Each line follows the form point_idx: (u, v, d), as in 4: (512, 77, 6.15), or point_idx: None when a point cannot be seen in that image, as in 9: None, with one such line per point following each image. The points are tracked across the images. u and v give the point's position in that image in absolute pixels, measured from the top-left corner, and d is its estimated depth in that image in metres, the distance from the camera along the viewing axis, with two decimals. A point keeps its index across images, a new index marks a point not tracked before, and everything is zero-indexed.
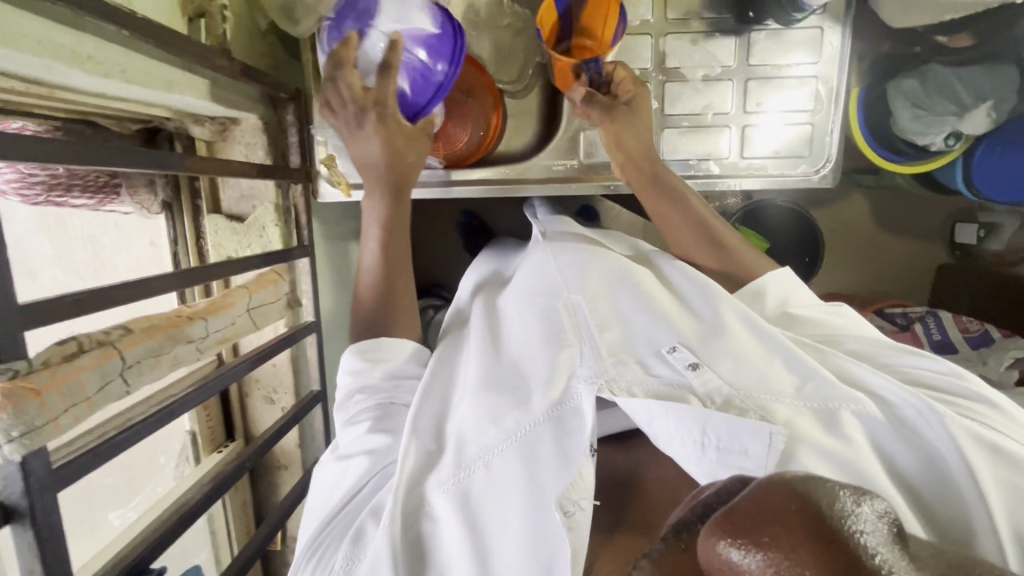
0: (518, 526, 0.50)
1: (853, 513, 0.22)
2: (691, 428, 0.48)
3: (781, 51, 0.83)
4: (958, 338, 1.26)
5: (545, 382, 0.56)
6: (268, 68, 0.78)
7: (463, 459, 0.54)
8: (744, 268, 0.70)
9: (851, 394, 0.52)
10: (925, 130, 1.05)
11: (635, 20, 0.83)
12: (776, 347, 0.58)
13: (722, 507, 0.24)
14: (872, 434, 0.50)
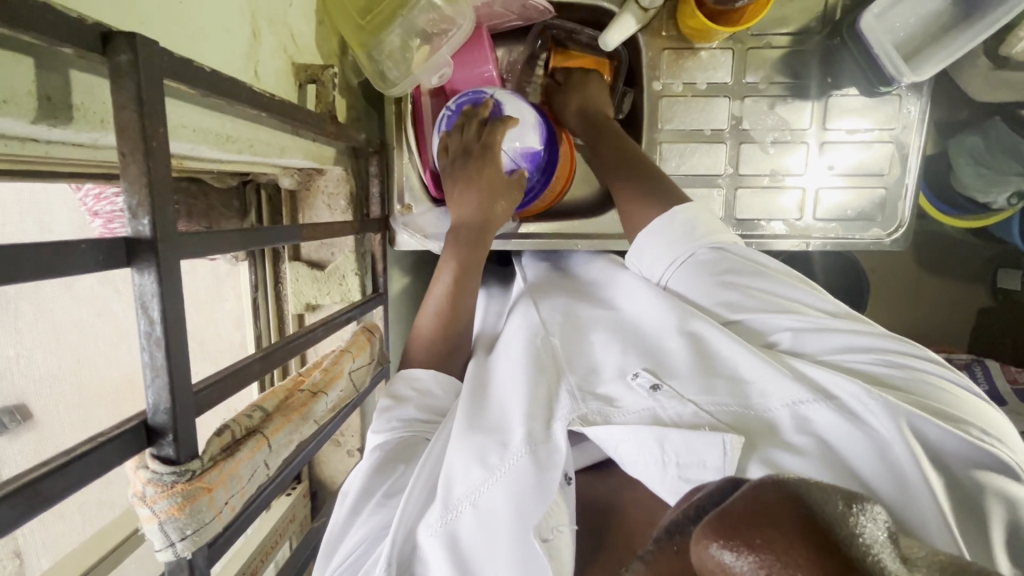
0: (506, 554, 0.51)
1: (860, 518, 0.22)
2: (653, 448, 0.51)
3: (856, 117, 0.84)
4: (1006, 389, 1.34)
5: (523, 414, 0.57)
6: (354, 122, 0.80)
7: (453, 498, 0.54)
8: (667, 193, 0.70)
9: (795, 397, 0.51)
10: (988, 188, 1.05)
11: (712, 82, 0.84)
12: (728, 358, 0.57)
13: (718, 507, 0.24)
14: (821, 436, 0.49)
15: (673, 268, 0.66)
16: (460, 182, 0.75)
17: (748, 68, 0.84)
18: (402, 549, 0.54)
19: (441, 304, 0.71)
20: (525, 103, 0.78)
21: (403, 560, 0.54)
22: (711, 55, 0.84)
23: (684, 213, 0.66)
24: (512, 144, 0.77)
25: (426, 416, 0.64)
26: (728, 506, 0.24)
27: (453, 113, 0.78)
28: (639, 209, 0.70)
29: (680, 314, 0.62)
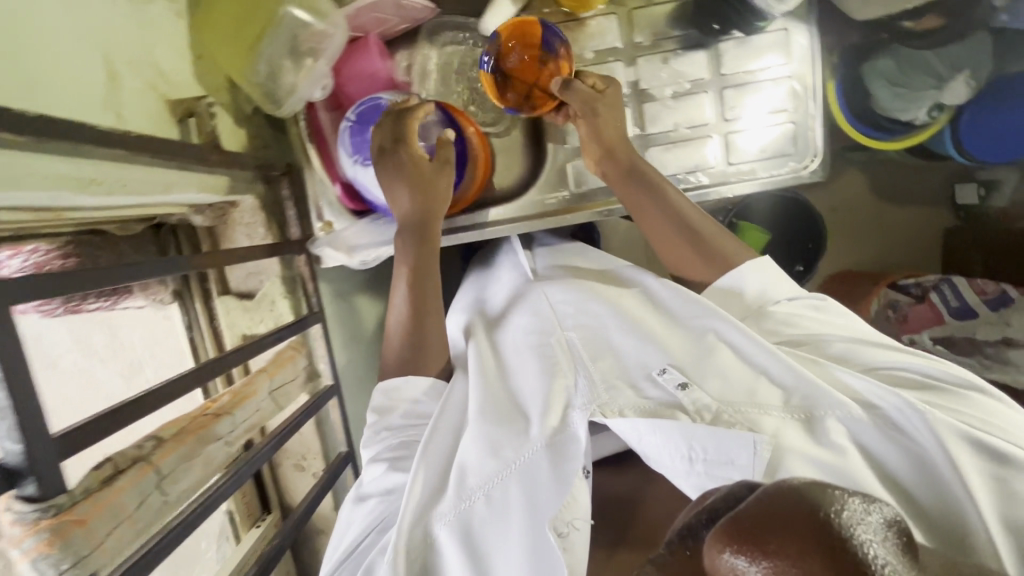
0: (520, 547, 0.52)
1: (846, 514, 0.24)
2: (681, 446, 0.52)
3: (751, 57, 0.85)
4: (976, 302, 1.38)
5: (541, 412, 0.57)
6: (259, 148, 0.81)
7: (469, 494, 0.55)
8: (723, 257, 0.73)
9: (837, 400, 0.55)
10: (906, 106, 1.07)
11: (604, 48, 0.85)
12: (753, 357, 0.59)
13: (730, 514, 0.26)
14: (860, 440, 0.53)
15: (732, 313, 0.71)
16: (390, 175, 0.72)
17: (635, 29, 0.85)
18: (416, 542, 0.55)
19: (407, 301, 0.71)
20: (423, 102, 0.78)
21: (415, 551, 0.54)
22: (596, 23, 0.85)
23: (752, 265, 0.69)
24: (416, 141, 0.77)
25: (412, 420, 0.66)
26: (743, 515, 0.25)
27: (355, 123, 0.76)
28: (691, 261, 0.75)
29: (716, 318, 0.63)
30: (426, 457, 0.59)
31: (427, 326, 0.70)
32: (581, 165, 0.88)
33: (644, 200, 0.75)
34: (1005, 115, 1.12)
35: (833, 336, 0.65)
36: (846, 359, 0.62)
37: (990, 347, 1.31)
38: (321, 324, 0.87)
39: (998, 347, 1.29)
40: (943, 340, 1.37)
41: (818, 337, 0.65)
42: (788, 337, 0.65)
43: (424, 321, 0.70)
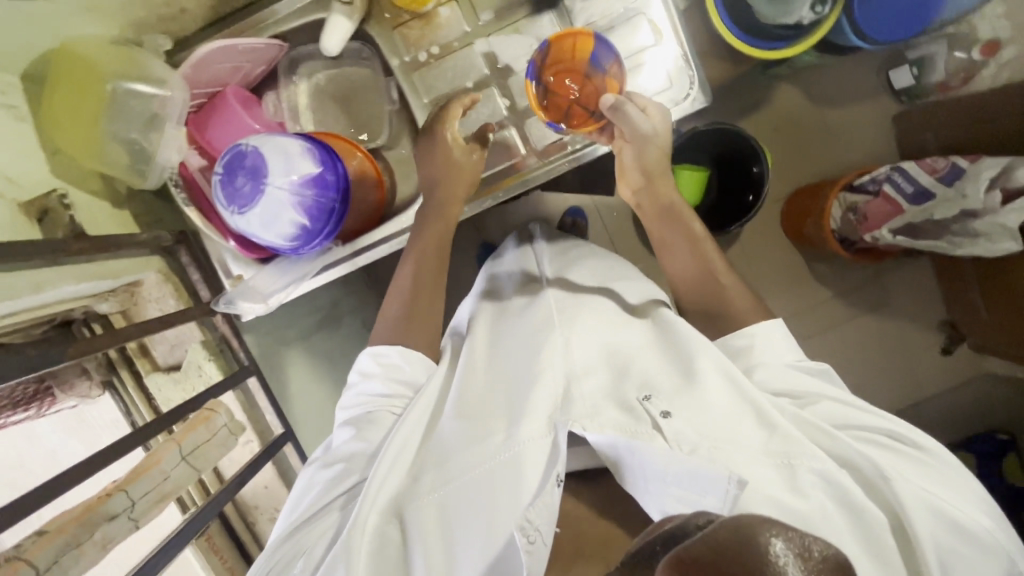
0: (477, 540, 0.56)
1: (781, 546, 0.28)
2: (656, 468, 0.54)
3: (603, 5, 0.84)
4: (931, 182, 1.31)
5: (522, 422, 0.61)
6: (150, 223, 0.83)
7: (443, 478, 0.60)
8: (734, 313, 0.75)
9: (809, 448, 0.58)
10: (787, 10, 1.08)
11: (455, 36, 0.85)
12: (748, 393, 0.62)
13: (680, 547, 0.29)
14: (830, 486, 0.56)
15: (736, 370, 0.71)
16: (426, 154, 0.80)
17: (481, 8, 0.84)
18: (379, 520, 0.59)
19: (408, 280, 0.79)
20: (284, 136, 0.77)
21: (380, 527, 0.59)
22: (440, 13, 0.84)
23: (766, 332, 0.71)
24: (289, 179, 0.76)
25: (394, 390, 0.72)
26: (687, 547, 0.29)
27: (223, 175, 0.76)
28: (699, 287, 0.79)
29: (711, 359, 0.66)
30: (402, 437, 0.66)
31: (421, 309, 0.77)
32: None
33: (675, 239, 0.81)
34: None
35: (821, 395, 0.66)
36: (828, 419, 0.64)
37: (955, 224, 1.29)
38: (255, 375, 0.88)
39: (961, 222, 1.28)
40: (905, 230, 1.34)
41: (807, 392, 0.66)
42: (775, 387, 0.67)
43: (417, 307, 0.77)
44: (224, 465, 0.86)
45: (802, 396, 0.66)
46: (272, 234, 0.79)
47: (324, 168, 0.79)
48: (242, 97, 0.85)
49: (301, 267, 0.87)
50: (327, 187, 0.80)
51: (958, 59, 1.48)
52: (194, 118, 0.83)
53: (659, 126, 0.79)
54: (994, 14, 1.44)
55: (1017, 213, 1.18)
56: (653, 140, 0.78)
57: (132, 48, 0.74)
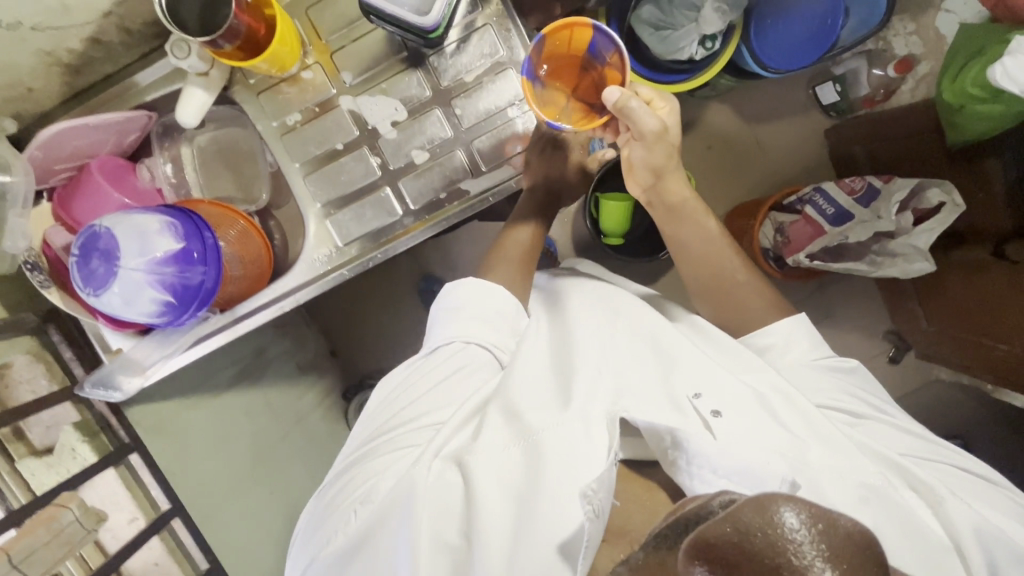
0: (533, 505, 0.58)
1: (792, 520, 0.29)
2: (709, 458, 0.58)
3: (469, 60, 0.84)
4: (850, 203, 1.30)
5: (589, 407, 0.64)
6: (18, 303, 0.82)
7: (517, 436, 0.63)
8: (746, 313, 0.84)
9: (865, 463, 0.63)
10: (677, 45, 1.04)
11: (324, 98, 0.85)
12: (808, 408, 0.67)
13: (702, 526, 0.31)
14: (884, 495, 0.61)
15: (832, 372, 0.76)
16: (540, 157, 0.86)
17: (346, 71, 0.85)
18: (435, 480, 0.62)
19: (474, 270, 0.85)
20: (141, 213, 0.75)
21: (436, 484, 0.61)
22: (305, 77, 0.84)
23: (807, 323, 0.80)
24: (142, 259, 0.74)
25: (472, 346, 0.73)
26: (710, 527, 0.30)
27: (78, 257, 0.75)
28: (740, 296, 0.84)
29: (752, 366, 0.72)
30: (462, 403, 0.68)
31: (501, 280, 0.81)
32: (342, 218, 0.87)
33: (688, 237, 0.85)
34: (793, 20, 1.12)
35: (873, 417, 0.72)
36: (885, 438, 0.70)
37: (875, 244, 1.30)
38: (139, 452, 0.88)
39: (879, 242, 1.29)
40: (826, 252, 1.34)
41: (859, 413, 0.72)
42: (828, 399, 0.73)
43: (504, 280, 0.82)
44: (107, 542, 0.85)
45: (856, 411, 0.72)
46: (136, 312, 0.77)
47: (186, 245, 0.75)
48: (109, 169, 0.84)
49: (176, 339, 0.86)
50: (188, 264, 0.76)
51: (877, 76, 1.46)
52: (58, 195, 0.83)
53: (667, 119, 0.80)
54: (905, 32, 1.42)
55: (926, 233, 1.23)
56: (662, 135, 0.75)
57: None
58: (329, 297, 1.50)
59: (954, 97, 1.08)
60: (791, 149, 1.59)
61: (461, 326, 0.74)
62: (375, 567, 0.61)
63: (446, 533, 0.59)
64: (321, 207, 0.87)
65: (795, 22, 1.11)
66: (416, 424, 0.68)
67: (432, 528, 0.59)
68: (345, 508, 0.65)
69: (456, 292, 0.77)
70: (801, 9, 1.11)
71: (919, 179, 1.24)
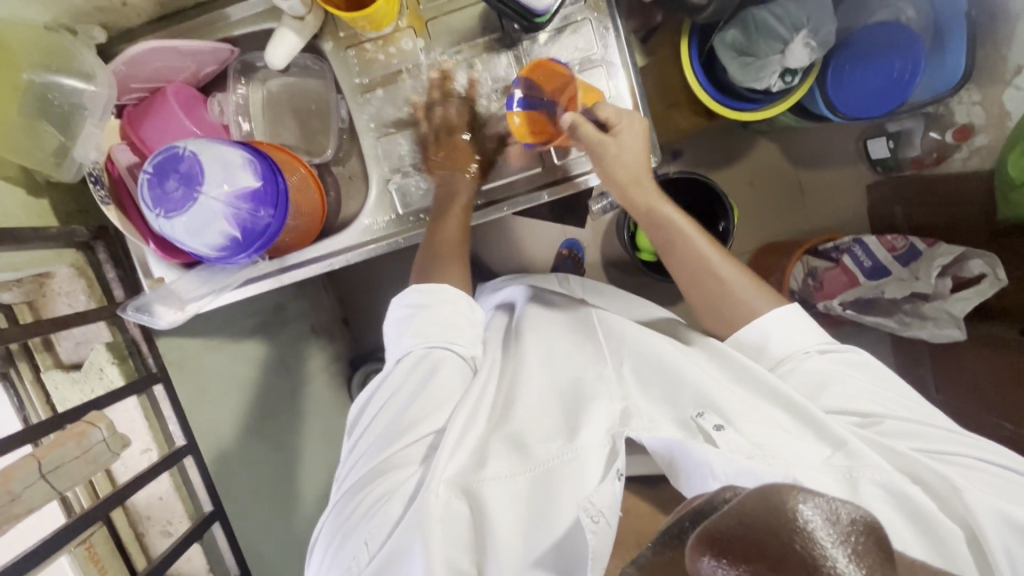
0: (542, 520, 0.58)
1: (809, 512, 0.28)
2: (711, 469, 0.53)
3: (561, 52, 0.83)
4: (889, 260, 1.31)
5: (587, 426, 0.64)
6: (71, 215, 0.81)
7: (523, 465, 0.63)
8: (746, 307, 0.76)
9: (874, 463, 0.58)
10: (758, 76, 1.04)
11: (408, 65, 0.84)
12: (817, 415, 0.63)
13: (709, 522, 0.30)
14: (892, 498, 0.56)
15: (835, 370, 0.71)
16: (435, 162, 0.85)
17: (437, 42, 0.84)
18: (445, 496, 0.60)
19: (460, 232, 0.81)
20: (225, 145, 0.75)
21: (446, 500, 0.60)
22: (393, 40, 0.83)
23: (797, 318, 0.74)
24: (221, 189, 0.73)
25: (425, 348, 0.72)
26: (716, 521, 0.30)
27: (152, 175, 0.74)
28: (731, 290, 0.77)
29: (760, 385, 0.68)
30: (462, 416, 0.68)
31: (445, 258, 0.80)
32: (405, 185, 0.86)
33: (675, 237, 0.80)
34: (870, 72, 1.11)
35: (888, 415, 0.67)
36: (902, 436, 0.65)
37: (907, 303, 1.31)
38: (163, 383, 0.86)
39: (913, 302, 1.30)
40: (856, 303, 1.35)
41: (874, 413, 0.67)
42: (848, 408, 0.68)
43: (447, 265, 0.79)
44: (118, 470, 0.84)
45: (875, 416, 0.66)
46: (199, 241, 0.77)
47: (263, 186, 0.76)
48: (183, 96, 0.83)
49: (224, 277, 0.85)
50: (260, 203, 0.76)
51: (931, 139, 1.42)
52: (129, 114, 0.82)
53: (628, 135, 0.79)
54: (969, 101, 1.33)
55: (963, 302, 1.22)
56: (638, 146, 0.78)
57: (65, 39, 0.72)
58: (352, 265, 1.49)
59: (1018, 173, 1.14)
60: (833, 198, 1.60)
61: (431, 330, 0.73)
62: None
63: (461, 543, 0.59)
64: (387, 172, 0.86)
65: (873, 74, 1.11)
66: (412, 438, 0.67)
67: (444, 555, 0.57)
68: (353, 539, 0.62)
69: (427, 290, 0.76)
70: (880, 63, 1.11)
71: (964, 246, 1.23)
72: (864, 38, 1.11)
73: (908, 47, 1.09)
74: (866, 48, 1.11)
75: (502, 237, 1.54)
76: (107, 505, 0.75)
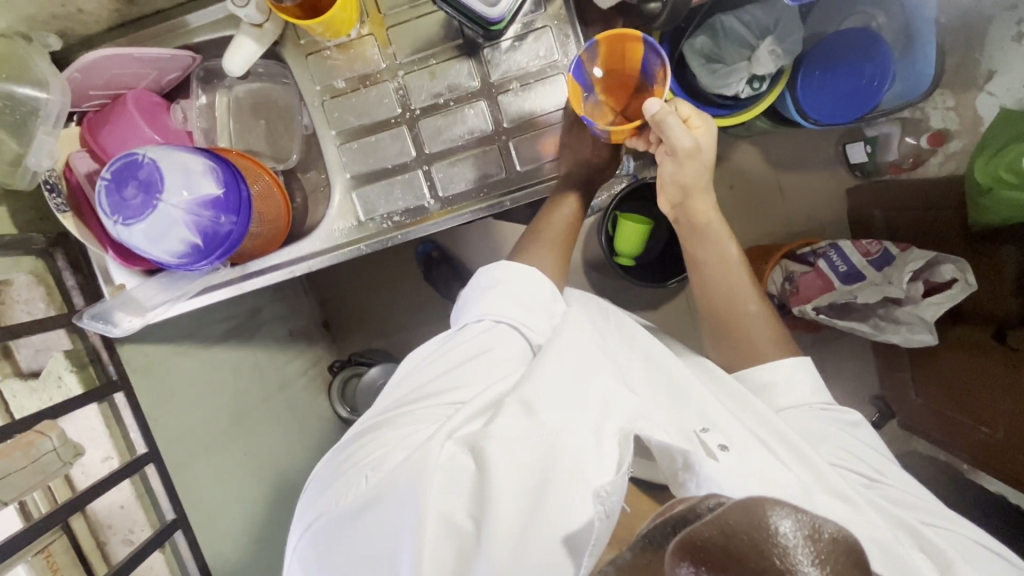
0: (548, 494, 0.56)
1: (786, 525, 0.29)
2: (712, 477, 0.53)
3: (523, 59, 0.83)
4: (862, 264, 1.31)
5: (615, 409, 0.62)
6: (31, 222, 0.81)
7: (535, 430, 0.60)
8: (754, 343, 0.80)
9: (869, 518, 0.59)
10: (726, 82, 1.04)
11: (369, 72, 0.84)
12: (822, 469, 0.64)
13: (691, 529, 0.30)
14: (891, 551, 0.56)
15: (850, 435, 0.73)
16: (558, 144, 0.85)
17: (398, 48, 0.84)
18: (450, 452, 0.59)
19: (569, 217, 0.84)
20: (188, 152, 0.75)
21: (450, 454, 0.59)
22: (355, 46, 0.84)
23: (812, 372, 0.77)
24: (180, 196, 0.73)
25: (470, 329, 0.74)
26: (699, 528, 0.30)
27: (110, 183, 0.73)
28: (753, 326, 0.81)
29: (764, 417, 0.70)
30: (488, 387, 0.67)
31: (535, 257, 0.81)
32: (368, 192, 0.86)
33: (711, 267, 0.83)
34: (839, 78, 1.12)
35: (893, 485, 0.69)
36: (903, 508, 0.66)
37: (881, 308, 1.31)
38: (124, 391, 0.85)
39: (887, 307, 1.30)
40: (830, 308, 1.35)
41: (880, 479, 0.68)
42: (852, 465, 0.69)
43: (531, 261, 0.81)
44: (78, 478, 0.84)
45: (880, 482, 0.68)
46: (160, 248, 0.76)
47: (224, 194, 0.75)
48: (144, 103, 0.83)
49: (183, 284, 0.85)
50: (223, 211, 0.76)
51: (908, 144, 1.43)
52: (88, 121, 0.82)
53: (703, 141, 0.79)
54: (943, 106, 1.37)
55: (935, 306, 1.23)
56: (694, 153, 0.77)
57: (20, 47, 0.72)
58: (330, 270, 1.49)
59: (985, 179, 1.13)
60: (813, 203, 1.60)
61: (500, 305, 0.74)
62: (379, 533, 0.58)
63: (457, 503, 0.57)
64: (350, 178, 0.86)
65: (841, 79, 1.12)
66: (438, 402, 0.67)
67: (439, 508, 0.56)
68: (357, 468, 0.63)
69: (497, 273, 0.77)
70: (849, 68, 1.12)
71: (936, 252, 1.23)
72: (832, 42, 1.12)
73: (877, 53, 1.10)
74: (835, 53, 1.12)
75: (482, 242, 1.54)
76: (63, 513, 0.75)
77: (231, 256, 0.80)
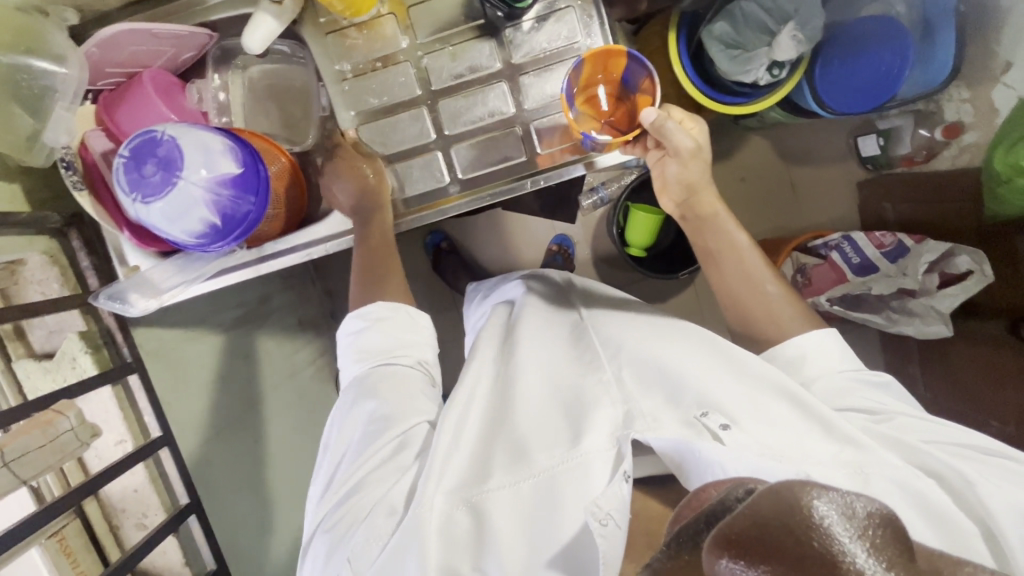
0: (546, 527, 0.58)
1: (825, 507, 0.28)
2: (717, 468, 0.53)
3: (546, 39, 0.82)
4: (876, 256, 1.31)
5: (591, 425, 0.63)
6: (46, 201, 0.79)
7: (522, 474, 0.61)
8: (780, 330, 0.78)
9: (882, 458, 0.58)
10: (745, 67, 1.03)
11: (390, 52, 0.83)
12: (826, 415, 0.63)
13: (724, 522, 0.29)
14: (908, 490, 0.56)
15: (849, 379, 0.72)
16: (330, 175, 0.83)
17: (419, 29, 0.83)
18: (440, 506, 0.60)
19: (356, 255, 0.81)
20: (207, 131, 0.74)
21: (440, 510, 0.60)
22: (375, 26, 0.82)
23: (825, 336, 0.75)
24: (200, 173, 0.71)
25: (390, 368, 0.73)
26: (732, 521, 0.29)
27: (129, 159, 0.72)
28: (770, 305, 0.80)
29: (764, 379, 0.67)
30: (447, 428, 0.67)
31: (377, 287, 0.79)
32: (387, 174, 0.85)
33: (722, 251, 0.82)
34: (858, 67, 1.11)
35: (902, 415, 0.68)
36: (917, 435, 0.65)
37: (895, 301, 1.31)
38: (138, 373, 0.84)
39: (902, 300, 1.30)
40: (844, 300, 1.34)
41: (886, 412, 0.67)
42: (861, 409, 0.68)
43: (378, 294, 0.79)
44: (91, 461, 0.83)
45: (889, 415, 0.67)
46: (177, 228, 0.75)
47: (243, 173, 0.75)
48: (160, 82, 0.82)
49: (200, 266, 0.83)
50: (241, 190, 0.75)
51: (921, 136, 1.42)
52: (104, 99, 0.81)
53: (701, 138, 0.80)
54: (957, 98, 1.33)
55: (950, 298, 1.22)
56: (696, 151, 0.79)
57: (36, 20, 0.71)
58: (339, 258, 1.48)
59: (1004, 170, 1.13)
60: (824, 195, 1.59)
61: (380, 350, 0.74)
62: None
63: (459, 548, 0.58)
64: (369, 160, 0.85)
65: (860, 69, 1.11)
66: (405, 451, 0.67)
67: (440, 560, 0.56)
68: (349, 542, 0.62)
69: (375, 311, 0.76)
70: (869, 57, 1.10)
71: (951, 243, 1.23)
72: (851, 32, 1.10)
73: (895, 41, 1.08)
74: (854, 42, 1.10)
75: (493, 231, 1.53)
76: (78, 496, 0.74)
77: (247, 237, 0.79)
